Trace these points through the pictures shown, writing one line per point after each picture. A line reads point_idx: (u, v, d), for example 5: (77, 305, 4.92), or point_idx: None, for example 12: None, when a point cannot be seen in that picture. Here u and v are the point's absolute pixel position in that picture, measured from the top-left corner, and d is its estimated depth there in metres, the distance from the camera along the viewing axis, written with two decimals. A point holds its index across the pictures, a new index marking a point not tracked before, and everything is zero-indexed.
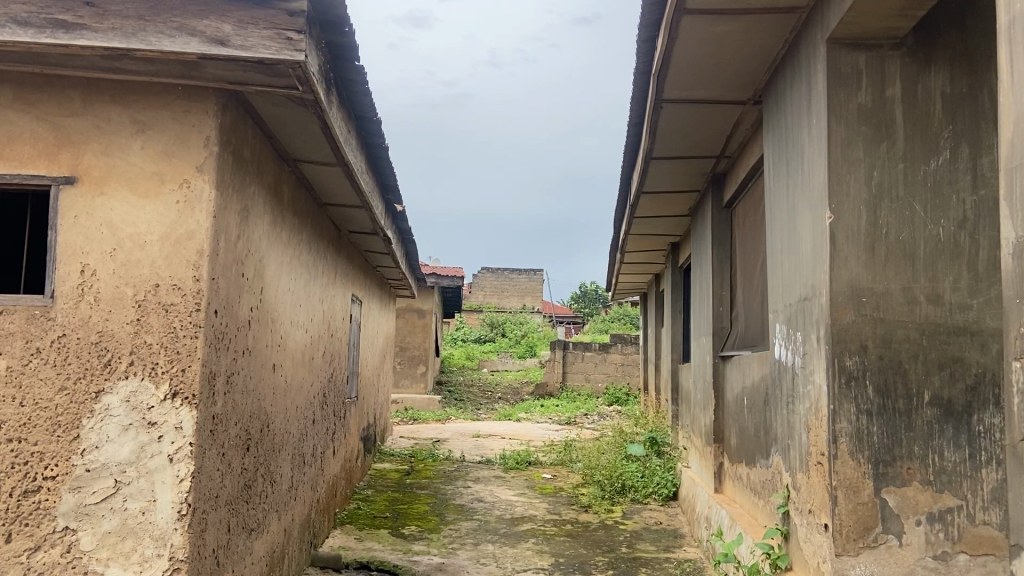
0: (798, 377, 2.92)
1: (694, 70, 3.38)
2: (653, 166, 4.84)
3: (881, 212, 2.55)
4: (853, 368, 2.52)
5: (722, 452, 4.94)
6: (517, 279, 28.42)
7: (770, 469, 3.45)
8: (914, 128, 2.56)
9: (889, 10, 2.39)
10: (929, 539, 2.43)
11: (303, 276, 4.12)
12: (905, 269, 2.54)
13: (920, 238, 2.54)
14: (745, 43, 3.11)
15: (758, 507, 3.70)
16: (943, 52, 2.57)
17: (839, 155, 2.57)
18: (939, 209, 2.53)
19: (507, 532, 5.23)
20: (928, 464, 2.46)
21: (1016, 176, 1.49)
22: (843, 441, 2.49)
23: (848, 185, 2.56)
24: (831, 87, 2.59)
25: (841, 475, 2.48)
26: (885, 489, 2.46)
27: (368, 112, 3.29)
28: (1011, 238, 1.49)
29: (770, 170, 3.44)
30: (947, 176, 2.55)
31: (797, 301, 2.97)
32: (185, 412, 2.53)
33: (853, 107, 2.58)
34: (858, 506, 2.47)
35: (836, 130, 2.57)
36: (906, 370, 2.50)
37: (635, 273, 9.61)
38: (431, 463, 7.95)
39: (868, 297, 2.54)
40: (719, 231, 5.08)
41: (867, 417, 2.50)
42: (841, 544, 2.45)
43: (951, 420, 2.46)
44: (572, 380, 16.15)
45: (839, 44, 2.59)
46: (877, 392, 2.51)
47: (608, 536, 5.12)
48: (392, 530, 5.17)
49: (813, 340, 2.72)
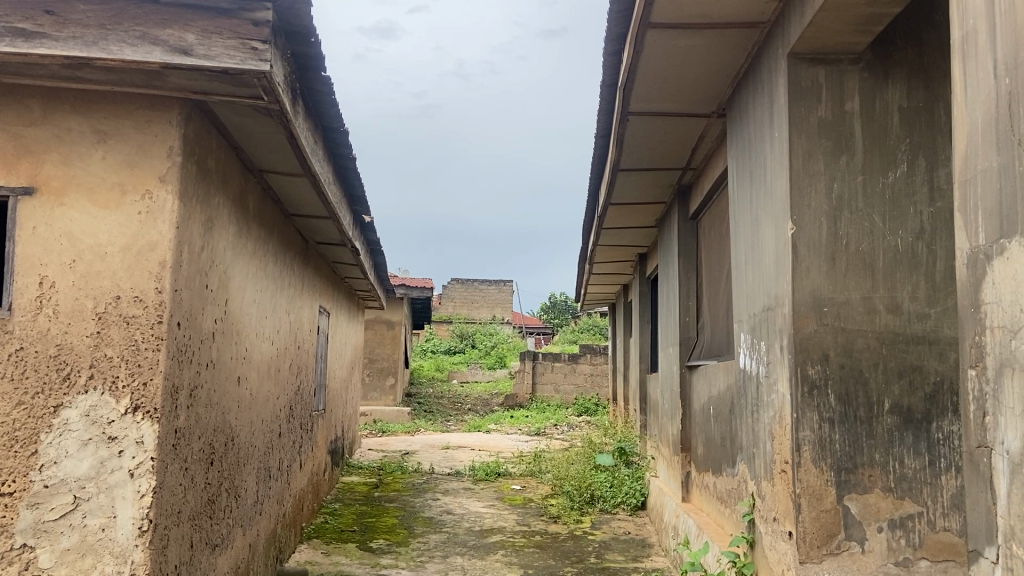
0: (762, 386, 2.95)
1: (658, 83, 3.43)
2: (619, 177, 4.88)
3: (841, 223, 2.60)
4: (816, 376, 2.56)
5: (689, 461, 4.98)
6: (487, 290, 28.44)
7: (735, 478, 3.49)
8: (872, 141, 2.62)
9: (849, 26, 2.44)
10: (891, 545, 2.46)
11: (268, 288, 4.07)
12: (865, 279, 2.58)
13: (879, 249, 2.59)
14: (708, 57, 3.15)
15: (724, 514, 3.74)
16: (900, 67, 2.63)
17: (801, 168, 2.62)
18: (897, 221, 2.59)
19: (476, 544, 5.21)
20: (888, 471, 2.50)
21: (969, 188, 1.52)
22: (806, 449, 2.52)
23: (809, 197, 2.61)
24: (792, 100, 2.64)
25: (805, 483, 2.51)
26: (848, 496, 2.50)
27: (335, 122, 3.28)
28: (966, 248, 1.53)
29: (733, 183, 3.49)
30: (905, 188, 2.60)
31: (760, 311, 3.01)
32: (146, 426, 2.49)
33: (814, 120, 2.62)
34: (821, 514, 2.49)
35: (798, 142, 2.62)
36: (867, 379, 2.54)
37: (604, 283, 9.67)
38: (399, 475, 7.89)
39: (830, 307, 2.58)
40: (685, 242, 5.13)
41: (829, 425, 2.53)
42: (805, 551, 2.47)
43: (911, 428, 2.51)
44: (542, 391, 16.17)
45: (799, 58, 2.65)
46: (839, 401, 2.54)
47: (576, 547, 5.12)
48: (359, 544, 5.12)
49: (777, 349, 2.76)
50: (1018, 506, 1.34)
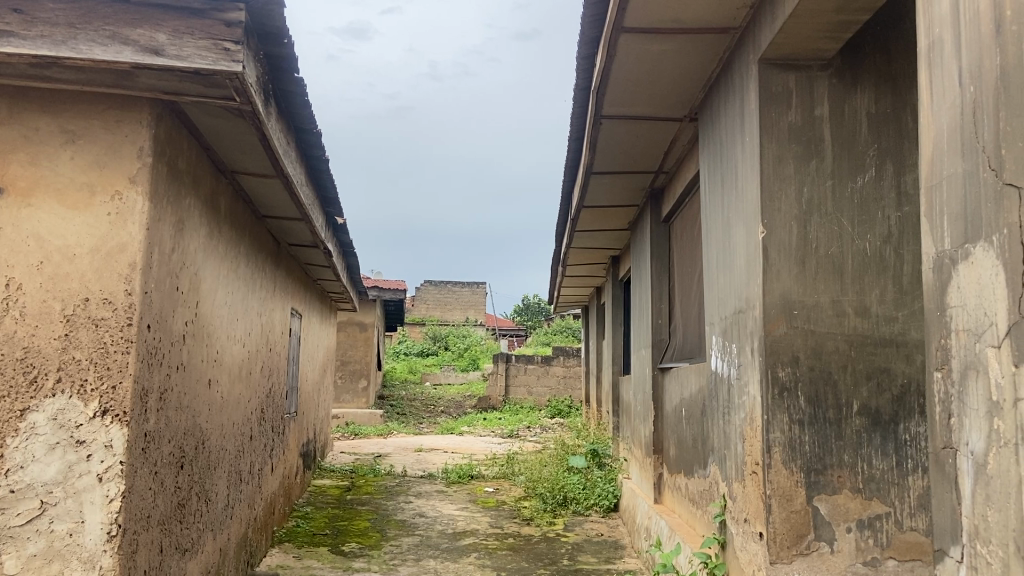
0: (733, 388, 2.99)
1: (631, 87, 3.45)
2: (593, 180, 4.90)
3: (811, 226, 2.64)
4: (786, 378, 2.59)
5: (661, 462, 5.01)
6: (461, 292, 28.40)
7: (707, 479, 3.52)
8: (841, 146, 2.66)
9: (818, 33, 2.48)
10: (859, 546, 2.50)
11: (240, 290, 4.04)
12: (834, 282, 2.62)
13: (848, 252, 2.63)
14: (680, 62, 3.19)
15: (696, 515, 3.77)
16: (868, 74, 2.68)
17: (771, 172, 2.65)
18: (866, 225, 2.63)
19: (448, 547, 5.20)
20: (857, 472, 2.53)
21: (935, 193, 1.56)
22: (776, 450, 2.55)
23: (779, 202, 2.64)
24: (763, 105, 2.67)
25: (775, 484, 2.53)
26: (817, 497, 2.53)
27: (308, 124, 3.26)
28: (932, 252, 1.56)
29: (705, 187, 3.52)
30: (873, 193, 2.64)
31: (731, 313, 3.04)
32: (115, 429, 2.45)
33: (784, 125, 2.66)
34: (791, 514, 2.52)
35: (768, 147, 2.66)
36: (836, 380, 2.58)
37: (577, 285, 9.71)
38: (371, 478, 7.85)
39: (799, 310, 2.62)
40: (658, 244, 5.16)
41: (799, 427, 2.57)
42: (775, 551, 2.50)
43: (879, 429, 2.55)
44: (515, 394, 16.17)
45: (770, 64, 2.68)
46: (809, 402, 2.58)
47: (549, 549, 5.13)
48: (331, 547, 5.08)
49: (748, 351, 2.79)
50: (981, 505, 1.37)
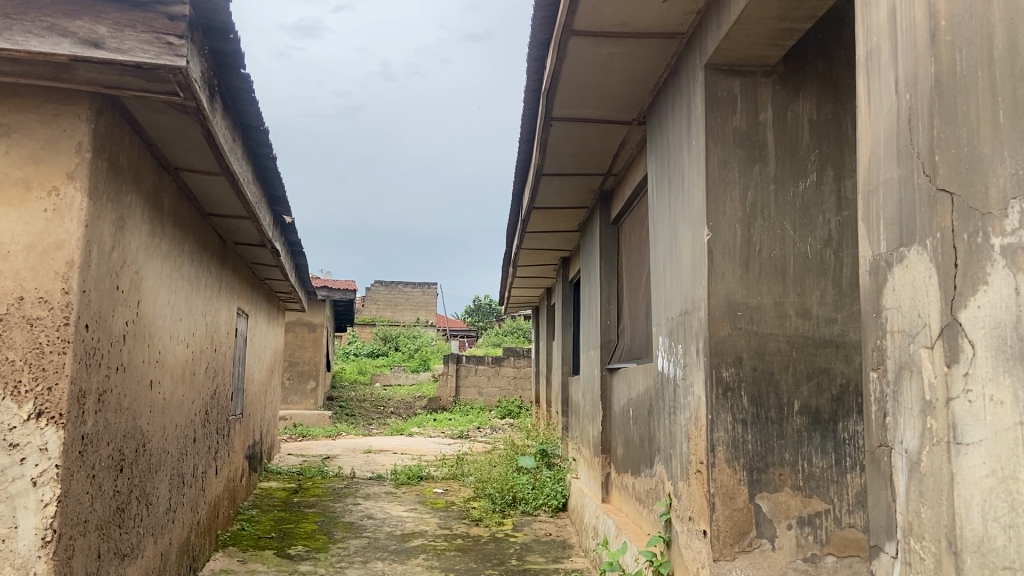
0: (679, 388, 3.03)
1: (581, 90, 3.48)
2: (543, 182, 4.92)
3: (755, 230, 2.69)
4: (730, 378, 2.64)
5: (609, 462, 5.06)
6: (412, 293, 28.25)
7: (653, 478, 3.56)
8: (784, 151, 2.72)
9: (761, 40, 2.53)
10: (800, 542, 2.56)
11: (183, 289, 3.95)
12: (776, 284, 2.68)
13: (790, 255, 2.69)
14: (630, 66, 3.22)
15: (642, 514, 3.81)
16: (809, 81, 2.75)
17: (717, 176, 2.70)
18: (807, 228, 2.70)
19: (396, 549, 5.17)
20: (797, 470, 2.59)
21: (872, 197, 1.60)
22: (720, 449, 2.60)
23: (724, 205, 2.69)
24: (709, 110, 2.72)
25: (718, 482, 2.58)
26: (759, 494, 2.58)
27: (256, 121, 3.22)
28: (868, 256, 1.61)
29: (653, 189, 3.57)
30: (814, 197, 2.71)
31: (678, 314, 3.08)
32: (50, 432, 2.38)
33: (729, 130, 2.71)
34: (734, 512, 2.57)
35: (714, 151, 2.70)
36: (778, 381, 2.64)
37: (528, 287, 9.75)
38: (319, 481, 7.76)
39: (743, 311, 2.67)
40: (607, 246, 5.22)
41: (742, 426, 2.62)
42: (719, 548, 2.54)
43: (819, 428, 2.62)
44: (465, 395, 16.14)
45: (716, 69, 2.74)
46: (752, 402, 2.63)
47: (497, 549, 5.13)
48: (277, 551, 5.01)
49: (693, 351, 2.84)
50: (914, 502, 1.41)
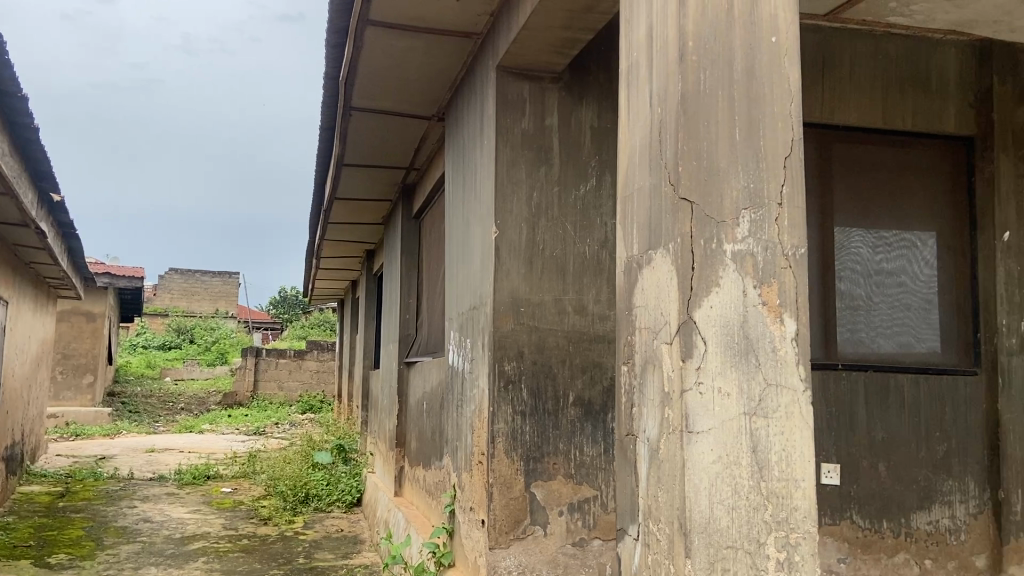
0: (466, 382, 3.09)
1: (379, 81, 3.45)
2: (344, 173, 4.84)
3: (539, 229, 2.80)
4: (511, 372, 2.73)
5: (403, 456, 5.06)
6: (210, 282, 26.77)
7: (441, 470, 3.61)
8: (568, 155, 2.84)
9: (548, 47, 2.64)
10: (569, 527, 2.69)
11: None
12: (557, 282, 2.80)
13: (570, 254, 2.82)
14: (427, 62, 3.24)
15: (430, 507, 3.85)
16: (592, 90, 2.89)
17: (505, 175, 2.78)
18: (586, 230, 2.84)
19: (174, 553, 4.88)
20: (570, 459, 2.72)
21: (628, 201, 1.64)
22: (499, 441, 2.68)
23: (511, 204, 2.78)
24: (499, 111, 2.79)
25: (497, 473, 2.66)
26: (534, 483, 2.69)
27: (10, 86, 2.91)
28: (624, 256, 1.65)
29: (448, 186, 3.61)
30: (593, 200, 2.85)
31: (467, 309, 3.14)
32: None
33: (518, 131, 2.80)
34: (510, 501, 2.66)
35: (503, 151, 2.78)
36: (555, 374, 2.76)
37: (332, 279, 9.55)
38: (92, 482, 7.16)
39: (526, 307, 2.77)
40: (408, 240, 5.23)
41: (521, 418, 2.71)
42: (494, 536, 2.62)
43: (590, 419, 2.76)
44: (264, 389, 15.54)
45: (507, 71, 2.82)
46: (531, 395, 2.74)
47: (285, 548, 4.99)
48: (33, 561, 4.56)
49: (479, 346, 2.90)
50: (653, 487, 1.44)
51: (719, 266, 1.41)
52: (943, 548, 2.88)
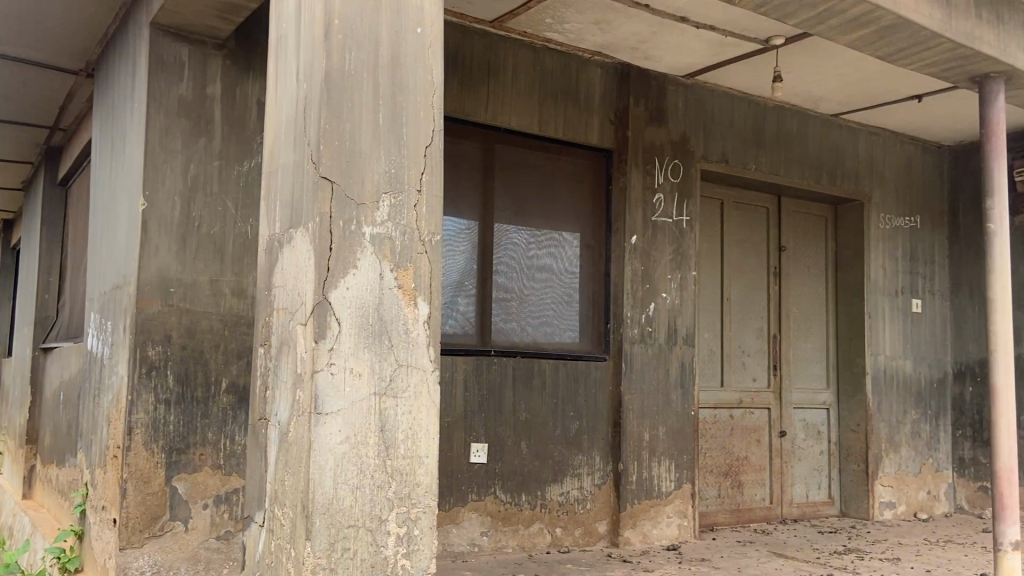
0: (104, 368, 2.79)
1: (8, 22, 2.98)
2: None
3: (195, 205, 2.61)
4: (156, 357, 2.51)
5: (34, 454, 4.44)
6: None
7: (74, 467, 3.23)
8: (231, 129, 2.69)
9: (211, 10, 2.46)
10: (214, 520, 2.54)
11: None
12: (213, 262, 2.63)
13: (229, 234, 2.67)
14: (70, 8, 2.86)
15: (61, 508, 3.43)
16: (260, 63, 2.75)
17: (156, 144, 2.56)
18: (247, 209, 2.70)
19: None
20: (218, 449, 2.58)
21: (272, 178, 1.59)
22: (137, 432, 2.46)
23: (163, 175, 2.56)
24: (153, 73, 2.56)
25: (133, 467, 2.44)
26: (176, 476, 2.50)
27: None
28: (265, 235, 1.59)
29: (95, 150, 3.23)
30: (256, 178, 2.73)
31: (109, 288, 2.83)
32: None
33: (174, 98, 2.59)
34: (148, 496, 2.45)
35: (155, 117, 2.55)
36: (206, 359, 2.59)
37: None
38: None
39: (176, 288, 2.57)
40: (51, 210, 4.60)
41: (165, 406, 2.51)
42: (126, 536, 2.41)
43: (243, 407, 2.63)
44: None
45: (162, 31, 2.58)
46: (177, 381, 2.54)
47: None
48: None
49: (120, 329, 2.63)
50: (280, 472, 1.42)
51: (356, 249, 1.42)
52: (572, 517, 3.23)
